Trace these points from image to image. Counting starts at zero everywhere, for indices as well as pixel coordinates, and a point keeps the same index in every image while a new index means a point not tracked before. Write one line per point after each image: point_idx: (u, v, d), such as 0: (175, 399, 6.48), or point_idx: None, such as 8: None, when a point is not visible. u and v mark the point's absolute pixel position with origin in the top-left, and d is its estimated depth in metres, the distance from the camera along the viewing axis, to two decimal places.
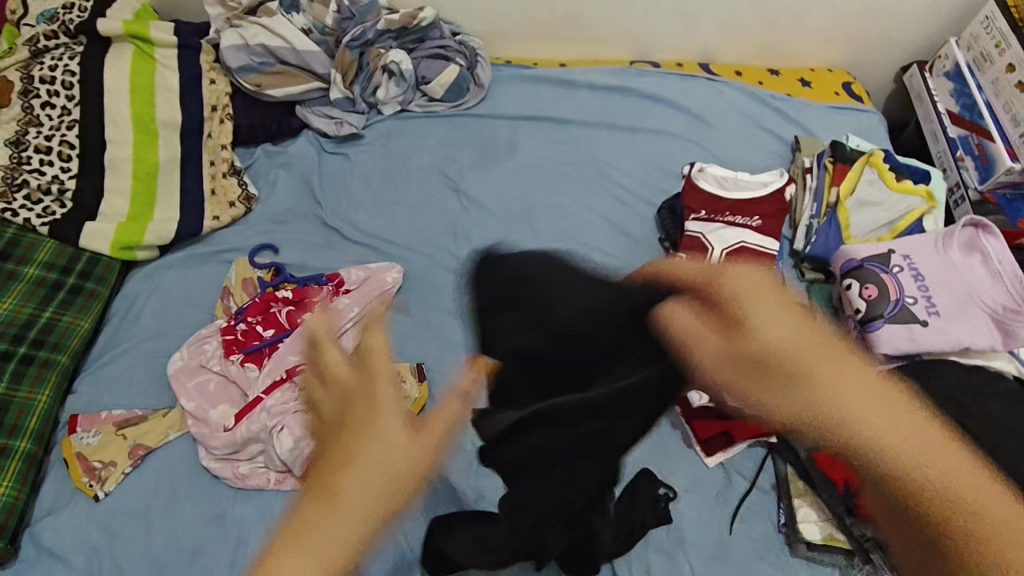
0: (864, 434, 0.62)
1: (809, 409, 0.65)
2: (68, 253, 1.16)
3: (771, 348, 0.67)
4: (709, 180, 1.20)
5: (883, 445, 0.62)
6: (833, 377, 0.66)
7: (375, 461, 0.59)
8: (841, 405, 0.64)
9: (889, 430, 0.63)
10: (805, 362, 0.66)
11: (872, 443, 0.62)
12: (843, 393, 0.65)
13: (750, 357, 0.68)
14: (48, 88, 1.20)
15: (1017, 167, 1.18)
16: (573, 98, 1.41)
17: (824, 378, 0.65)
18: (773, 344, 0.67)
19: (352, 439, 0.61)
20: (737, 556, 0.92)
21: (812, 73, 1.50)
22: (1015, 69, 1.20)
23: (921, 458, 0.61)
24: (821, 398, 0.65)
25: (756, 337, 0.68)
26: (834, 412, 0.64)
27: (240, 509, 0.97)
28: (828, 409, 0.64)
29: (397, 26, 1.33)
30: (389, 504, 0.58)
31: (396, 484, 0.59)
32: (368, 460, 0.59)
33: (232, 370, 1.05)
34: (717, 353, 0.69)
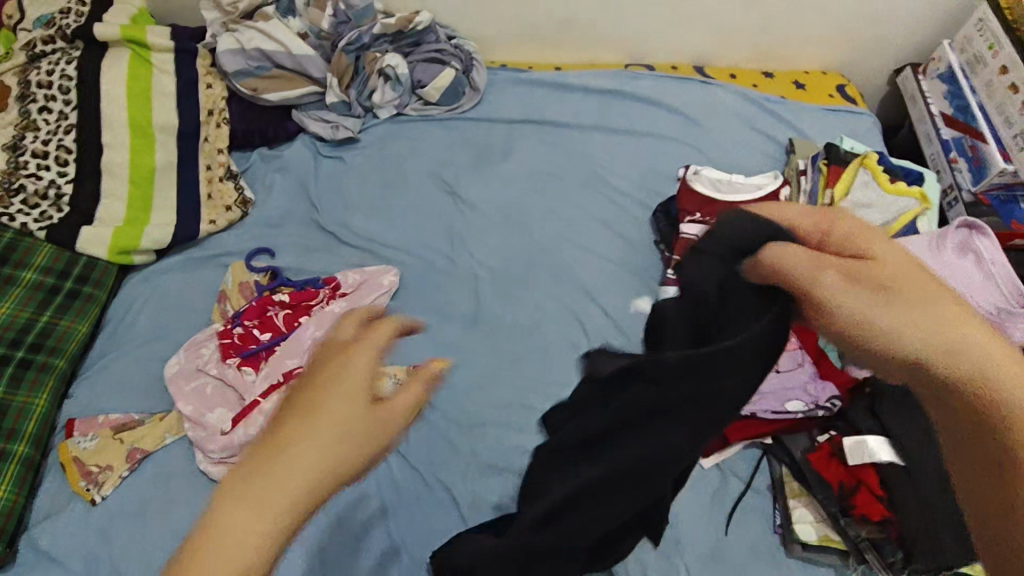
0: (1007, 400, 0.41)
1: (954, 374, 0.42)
2: (66, 257, 1.16)
3: (896, 278, 0.44)
4: (704, 182, 1.21)
5: (1021, 402, 0.42)
6: (958, 312, 0.43)
7: (325, 422, 0.44)
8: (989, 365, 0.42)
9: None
10: (927, 290, 0.44)
11: (984, 384, 0.42)
12: (971, 330, 0.43)
13: (878, 286, 0.44)
14: (46, 93, 1.20)
15: (1010, 168, 1.19)
16: (570, 101, 1.42)
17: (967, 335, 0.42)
18: (895, 269, 0.45)
19: (311, 394, 0.45)
20: (732, 557, 0.92)
21: (806, 76, 1.51)
22: (1008, 70, 1.21)
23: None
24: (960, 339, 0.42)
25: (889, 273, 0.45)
26: (959, 347, 0.42)
27: None
28: (976, 373, 0.42)
29: (393, 30, 1.34)
30: (345, 473, 0.44)
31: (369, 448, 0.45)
32: (319, 421, 0.44)
33: (229, 373, 1.06)
34: (859, 295, 0.43)
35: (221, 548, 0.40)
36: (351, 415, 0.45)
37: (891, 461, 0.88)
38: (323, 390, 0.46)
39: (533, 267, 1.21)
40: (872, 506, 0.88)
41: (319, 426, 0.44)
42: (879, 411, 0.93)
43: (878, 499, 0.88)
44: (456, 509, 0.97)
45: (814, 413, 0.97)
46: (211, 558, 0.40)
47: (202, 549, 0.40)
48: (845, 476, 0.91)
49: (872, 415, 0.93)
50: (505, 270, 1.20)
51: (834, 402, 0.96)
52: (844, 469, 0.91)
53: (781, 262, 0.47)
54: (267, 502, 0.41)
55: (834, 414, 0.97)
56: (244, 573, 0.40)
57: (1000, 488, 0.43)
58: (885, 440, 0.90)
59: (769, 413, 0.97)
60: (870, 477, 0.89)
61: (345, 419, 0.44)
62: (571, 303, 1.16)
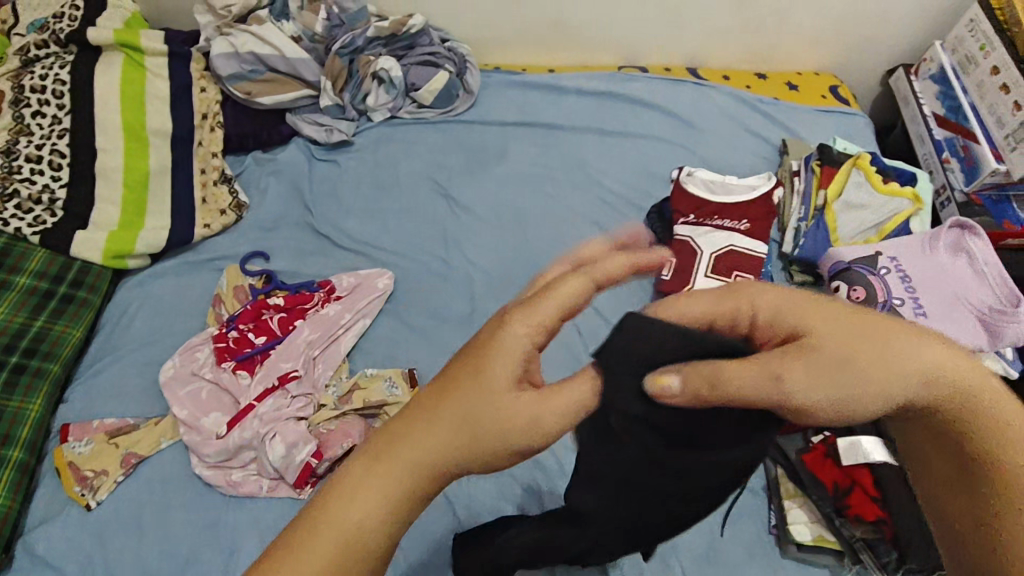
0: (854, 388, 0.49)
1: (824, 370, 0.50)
2: (60, 261, 1.16)
3: (847, 349, 0.50)
4: (697, 184, 1.21)
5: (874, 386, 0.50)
6: (817, 308, 0.53)
7: (468, 407, 0.52)
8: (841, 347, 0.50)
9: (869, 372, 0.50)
10: (881, 336, 0.51)
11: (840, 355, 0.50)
12: (824, 320, 0.52)
13: (835, 359, 0.50)
14: (39, 97, 1.20)
15: (1002, 168, 1.20)
16: (562, 104, 1.42)
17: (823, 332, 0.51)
18: (779, 303, 0.54)
19: (464, 372, 0.53)
20: (728, 559, 0.93)
21: (799, 77, 1.51)
22: (999, 71, 1.21)
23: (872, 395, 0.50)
24: (911, 365, 0.50)
25: (828, 336, 0.51)
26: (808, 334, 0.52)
27: (232, 516, 0.97)
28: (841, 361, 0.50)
29: (387, 33, 1.34)
30: (459, 459, 0.52)
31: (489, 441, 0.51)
32: (467, 404, 0.52)
33: (224, 378, 1.06)
34: (804, 374, 0.49)
35: (349, 497, 0.51)
36: (501, 400, 0.52)
37: (885, 462, 0.89)
38: (475, 373, 0.53)
39: (527, 269, 1.21)
40: (866, 506, 0.88)
41: (466, 408, 0.52)
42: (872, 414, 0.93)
43: (873, 500, 0.88)
44: (451, 513, 0.96)
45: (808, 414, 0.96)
46: (348, 507, 0.51)
47: (332, 497, 0.52)
48: (839, 476, 0.91)
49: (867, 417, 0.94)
50: (500, 272, 1.20)
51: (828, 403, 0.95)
52: (838, 469, 0.91)
53: (693, 372, 0.50)
54: (406, 462, 0.52)
55: None
56: (366, 517, 0.51)
57: (969, 495, 0.52)
58: (880, 442, 0.90)
59: None
60: (864, 478, 0.90)
61: (493, 409, 0.52)
62: None
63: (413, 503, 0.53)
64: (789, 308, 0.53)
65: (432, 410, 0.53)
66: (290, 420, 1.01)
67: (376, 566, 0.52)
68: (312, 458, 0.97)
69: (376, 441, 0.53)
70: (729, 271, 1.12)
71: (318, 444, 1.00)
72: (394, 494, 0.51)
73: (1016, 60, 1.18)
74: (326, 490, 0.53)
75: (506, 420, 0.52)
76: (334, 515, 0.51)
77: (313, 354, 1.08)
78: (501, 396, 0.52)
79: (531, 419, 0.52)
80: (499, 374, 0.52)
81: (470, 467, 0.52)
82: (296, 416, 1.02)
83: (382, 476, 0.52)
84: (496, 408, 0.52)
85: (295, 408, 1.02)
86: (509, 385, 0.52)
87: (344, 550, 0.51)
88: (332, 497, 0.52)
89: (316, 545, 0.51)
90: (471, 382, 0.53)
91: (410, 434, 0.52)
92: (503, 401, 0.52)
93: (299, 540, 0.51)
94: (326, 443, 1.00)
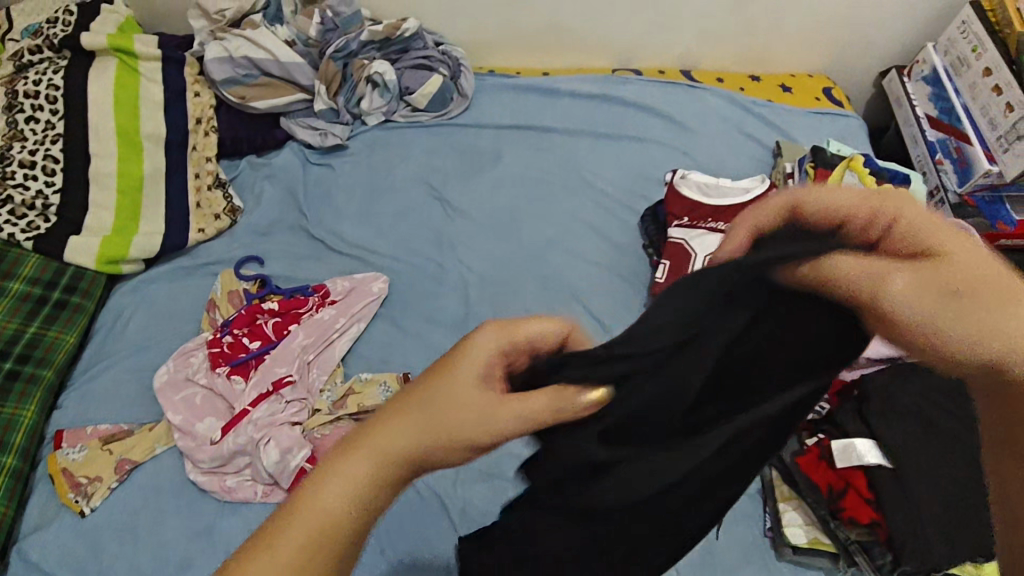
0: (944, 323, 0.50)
1: (930, 288, 0.51)
2: (54, 267, 1.16)
3: (963, 285, 0.51)
4: (691, 186, 1.22)
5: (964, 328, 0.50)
6: (962, 242, 0.53)
7: (436, 406, 0.53)
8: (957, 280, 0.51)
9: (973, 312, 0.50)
10: (1008, 285, 0.51)
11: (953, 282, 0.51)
12: (959, 250, 0.52)
13: (945, 286, 0.51)
14: (33, 102, 1.20)
15: (995, 170, 1.20)
16: (556, 107, 1.42)
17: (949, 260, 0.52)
18: (920, 220, 0.53)
19: (435, 372, 0.56)
20: (723, 562, 0.93)
21: (792, 79, 1.52)
22: (992, 72, 1.21)
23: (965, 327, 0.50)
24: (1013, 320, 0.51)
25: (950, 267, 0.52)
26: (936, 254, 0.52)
27: (227, 522, 0.97)
28: (949, 288, 0.51)
29: (380, 36, 1.35)
30: (430, 443, 0.53)
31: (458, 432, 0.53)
32: (430, 404, 0.53)
33: (218, 383, 1.06)
34: (909, 287, 0.50)
35: (328, 481, 0.52)
36: (465, 397, 0.53)
37: (879, 464, 0.88)
38: (442, 376, 0.55)
39: (522, 272, 1.21)
40: (861, 509, 0.88)
41: (432, 408, 0.53)
42: (868, 416, 0.92)
43: (867, 502, 0.88)
44: (447, 517, 0.96)
45: None
46: (327, 489, 0.51)
47: (311, 483, 0.52)
48: (833, 479, 0.91)
49: (862, 419, 0.93)
50: (494, 275, 1.20)
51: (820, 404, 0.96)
52: (832, 472, 0.91)
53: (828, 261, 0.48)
54: (371, 459, 0.52)
55: (823, 417, 0.98)
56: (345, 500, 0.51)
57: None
58: (874, 444, 0.90)
59: None
60: (858, 481, 0.89)
61: (455, 407, 0.53)
62: (560, 308, 1.16)
63: (374, 504, 0.52)
64: (922, 229, 0.53)
65: (398, 410, 0.54)
66: (283, 425, 1.01)
67: (349, 550, 0.52)
68: (306, 463, 0.97)
69: (353, 431, 0.54)
70: None
71: (313, 449, 0.99)
72: (357, 493, 0.51)
73: (1007, 62, 1.19)
74: (294, 498, 0.52)
75: (461, 412, 0.53)
76: (315, 496, 0.51)
77: (308, 358, 1.08)
78: (464, 394, 0.54)
79: (495, 414, 0.52)
80: (467, 377, 0.54)
81: (439, 453, 0.53)
82: (290, 421, 1.02)
83: (349, 476, 0.52)
84: (461, 404, 0.53)
85: (289, 413, 1.02)
86: (475, 385, 0.54)
87: (305, 554, 0.50)
88: (301, 501, 0.51)
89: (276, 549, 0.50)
90: (436, 383, 0.55)
91: (373, 435, 0.53)
92: (467, 401, 0.53)
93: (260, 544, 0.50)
94: (320, 448, 1.00)
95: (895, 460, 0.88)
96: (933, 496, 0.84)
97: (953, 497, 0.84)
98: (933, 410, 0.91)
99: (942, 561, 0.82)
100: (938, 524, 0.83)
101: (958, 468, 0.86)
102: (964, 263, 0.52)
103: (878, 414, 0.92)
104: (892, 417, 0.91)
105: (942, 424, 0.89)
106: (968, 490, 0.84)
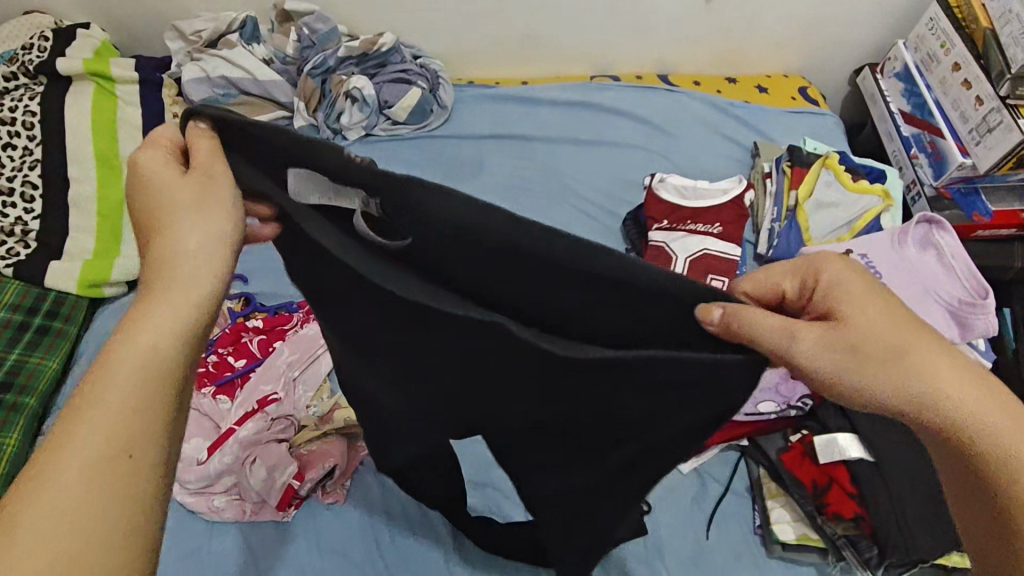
0: (851, 379, 0.53)
1: (845, 352, 0.53)
2: (34, 293, 1.14)
3: (870, 342, 0.53)
4: (669, 190, 1.23)
5: (877, 379, 0.53)
6: (870, 294, 0.55)
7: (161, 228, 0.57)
8: (861, 337, 0.53)
9: (883, 366, 0.53)
10: (907, 348, 0.54)
11: (860, 344, 0.53)
12: (872, 308, 0.54)
13: (846, 347, 0.53)
14: (10, 130, 1.20)
15: (968, 162, 1.22)
16: (536, 115, 1.43)
17: (855, 320, 0.54)
18: (842, 279, 0.56)
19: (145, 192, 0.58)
20: (715, 561, 0.92)
21: (767, 79, 1.53)
22: (961, 67, 1.23)
23: (876, 379, 0.53)
24: (894, 375, 0.53)
25: (863, 336, 0.54)
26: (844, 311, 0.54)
27: (216, 543, 0.96)
28: (853, 347, 0.53)
29: (357, 52, 1.36)
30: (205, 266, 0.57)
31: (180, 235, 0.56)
32: (170, 286, 0.55)
33: (205, 403, 1.04)
34: (818, 344, 0.53)
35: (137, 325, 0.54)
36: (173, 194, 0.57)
37: (861, 457, 0.90)
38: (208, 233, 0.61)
39: None
40: (844, 504, 0.89)
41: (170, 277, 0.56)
42: (848, 409, 0.94)
43: (850, 496, 0.89)
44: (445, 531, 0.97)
45: (785, 413, 0.98)
46: (132, 341, 0.54)
47: (110, 354, 0.53)
48: (816, 474, 0.92)
49: (842, 413, 0.95)
50: None
51: (805, 401, 0.98)
52: (816, 468, 0.92)
53: (749, 315, 0.48)
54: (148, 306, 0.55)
55: (806, 413, 0.99)
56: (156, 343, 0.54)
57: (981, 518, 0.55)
58: (856, 438, 0.91)
59: (742, 416, 0.99)
60: (841, 474, 0.90)
61: (194, 237, 0.57)
62: None
63: (175, 384, 0.55)
64: (842, 293, 0.55)
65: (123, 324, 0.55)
66: (269, 443, 0.99)
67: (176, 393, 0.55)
68: (294, 480, 0.96)
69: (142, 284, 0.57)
70: (705, 275, 1.15)
71: (300, 465, 0.99)
72: (149, 371, 0.53)
73: (975, 55, 1.20)
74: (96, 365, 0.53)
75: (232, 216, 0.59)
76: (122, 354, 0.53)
77: (294, 375, 1.08)
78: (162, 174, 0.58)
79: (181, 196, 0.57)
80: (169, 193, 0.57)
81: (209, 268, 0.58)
82: (277, 438, 1.00)
83: (116, 379, 0.52)
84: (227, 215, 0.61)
85: (276, 430, 1.00)
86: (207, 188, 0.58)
87: (133, 398, 0.52)
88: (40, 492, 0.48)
89: (110, 491, 0.49)
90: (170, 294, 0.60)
91: (100, 384, 0.52)
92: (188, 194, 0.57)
93: (77, 422, 0.50)
94: (308, 463, 0.99)
95: (877, 454, 0.89)
96: (915, 487, 0.86)
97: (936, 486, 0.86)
98: None
99: (930, 553, 0.82)
100: (923, 512, 0.85)
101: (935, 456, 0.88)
102: (880, 325, 0.54)
103: None
104: None
105: None
106: None
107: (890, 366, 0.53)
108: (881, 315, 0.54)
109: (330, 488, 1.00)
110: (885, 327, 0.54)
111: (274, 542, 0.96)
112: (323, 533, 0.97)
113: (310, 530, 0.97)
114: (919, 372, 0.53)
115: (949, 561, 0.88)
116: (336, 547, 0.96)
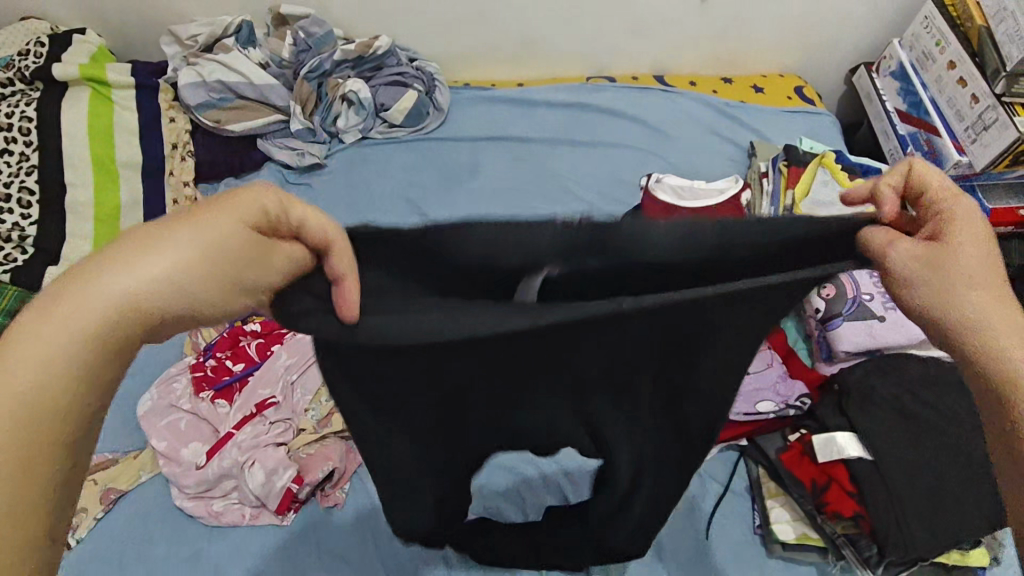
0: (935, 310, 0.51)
1: (934, 276, 0.51)
2: (31, 299, 1.14)
3: (967, 276, 0.50)
4: (666, 190, 1.24)
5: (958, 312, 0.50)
6: (982, 232, 0.51)
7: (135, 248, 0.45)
8: (956, 271, 0.50)
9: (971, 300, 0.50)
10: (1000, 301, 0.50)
11: (952, 275, 0.51)
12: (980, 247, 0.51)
13: (935, 268, 0.51)
14: (6, 136, 1.20)
15: (964, 160, 1.22)
16: (532, 116, 1.43)
17: (957, 252, 0.51)
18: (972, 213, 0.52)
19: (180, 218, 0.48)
20: (715, 560, 0.93)
21: (763, 79, 1.53)
22: (956, 65, 1.23)
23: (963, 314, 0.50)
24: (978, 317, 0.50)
25: (955, 264, 0.51)
26: (950, 239, 0.51)
27: (215, 547, 0.96)
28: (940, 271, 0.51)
29: (354, 55, 1.36)
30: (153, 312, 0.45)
31: (148, 270, 0.45)
32: (96, 326, 0.43)
33: (203, 408, 1.04)
34: (908, 263, 0.51)
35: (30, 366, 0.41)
36: (205, 230, 0.47)
37: (860, 456, 0.89)
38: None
39: None
40: (844, 502, 0.88)
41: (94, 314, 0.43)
42: (846, 408, 0.94)
43: (849, 495, 0.88)
44: None
45: (785, 412, 0.99)
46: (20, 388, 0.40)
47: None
48: (816, 473, 0.91)
49: (840, 412, 0.95)
50: None
51: (803, 400, 0.99)
52: (814, 466, 0.92)
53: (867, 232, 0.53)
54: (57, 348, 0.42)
55: (805, 412, 0.99)
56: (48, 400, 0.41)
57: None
58: (855, 436, 0.91)
59: (742, 415, 0.99)
60: (840, 473, 0.90)
61: (145, 273, 0.45)
62: None
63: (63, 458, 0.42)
64: (959, 222, 0.51)
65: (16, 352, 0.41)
66: (268, 446, 0.99)
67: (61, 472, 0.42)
68: (292, 484, 0.96)
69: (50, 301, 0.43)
70: None
71: (299, 469, 0.99)
72: (34, 439, 0.40)
73: (970, 53, 1.20)
74: None
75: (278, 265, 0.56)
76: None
77: (292, 378, 1.08)
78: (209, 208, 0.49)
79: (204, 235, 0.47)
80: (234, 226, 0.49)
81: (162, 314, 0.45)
82: (276, 442, 1.00)
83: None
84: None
85: (274, 433, 1.01)
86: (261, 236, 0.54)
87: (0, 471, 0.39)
88: None
89: None
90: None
91: None
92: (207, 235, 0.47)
93: None
94: (307, 467, 0.99)
95: (877, 453, 0.89)
96: (914, 486, 0.86)
97: (934, 484, 0.86)
98: (908, 399, 0.93)
99: (926, 550, 0.82)
100: (921, 510, 0.84)
101: (934, 455, 0.88)
102: (980, 264, 0.50)
103: (856, 406, 0.94)
104: (871, 408, 0.93)
105: (920, 415, 0.91)
106: (944, 477, 0.86)
107: (976, 306, 0.50)
108: (984, 255, 0.51)
109: (330, 491, 1.00)
110: (984, 268, 0.50)
111: (273, 546, 0.96)
112: (321, 537, 0.97)
113: (309, 533, 0.97)
114: (988, 310, 0.50)
115: (949, 559, 0.88)
116: (335, 550, 0.96)
